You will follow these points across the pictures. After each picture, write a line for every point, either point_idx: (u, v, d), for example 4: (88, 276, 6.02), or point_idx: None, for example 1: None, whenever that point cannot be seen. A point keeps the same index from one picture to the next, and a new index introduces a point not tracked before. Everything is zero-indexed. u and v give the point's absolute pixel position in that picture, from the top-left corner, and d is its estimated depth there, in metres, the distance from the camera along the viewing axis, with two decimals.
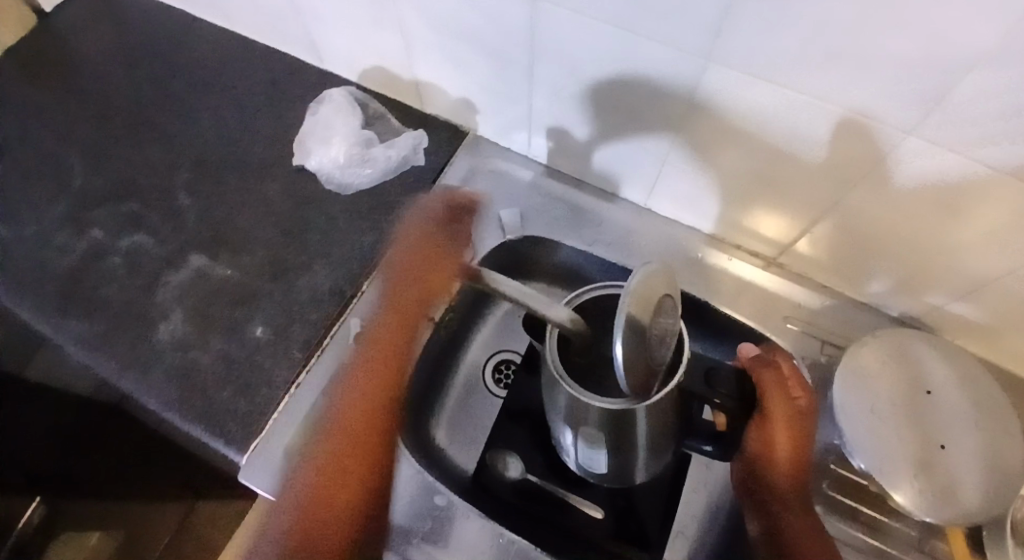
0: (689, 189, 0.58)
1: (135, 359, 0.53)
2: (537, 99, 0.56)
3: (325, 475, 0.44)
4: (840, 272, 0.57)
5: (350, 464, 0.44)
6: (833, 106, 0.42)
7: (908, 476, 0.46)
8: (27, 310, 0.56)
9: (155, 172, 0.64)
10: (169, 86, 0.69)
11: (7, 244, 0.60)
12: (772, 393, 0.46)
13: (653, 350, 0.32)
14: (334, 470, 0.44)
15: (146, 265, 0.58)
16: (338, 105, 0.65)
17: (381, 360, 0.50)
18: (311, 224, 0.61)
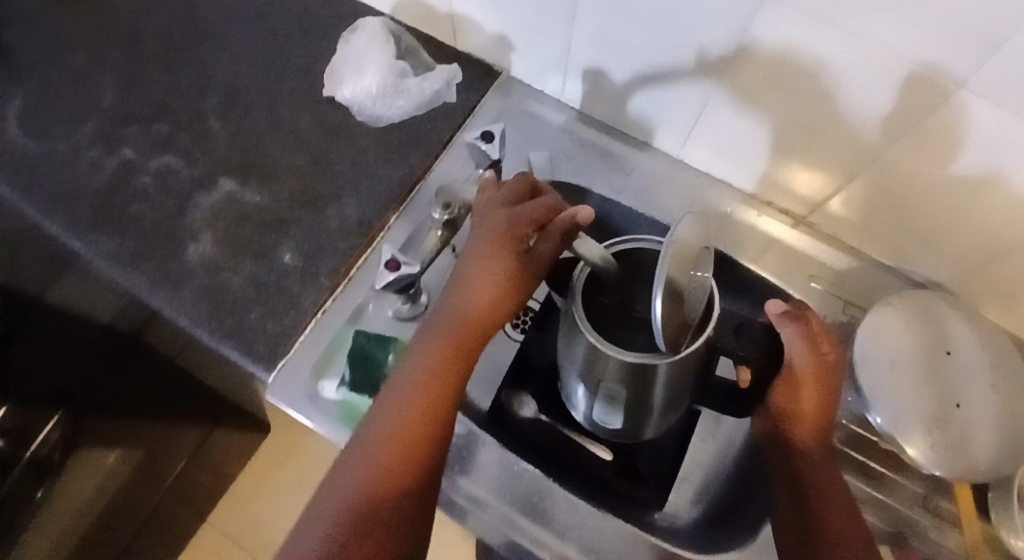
0: (726, 139, 0.57)
1: (165, 276, 0.54)
2: (577, 36, 0.55)
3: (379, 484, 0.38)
4: (871, 233, 0.57)
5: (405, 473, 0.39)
6: (886, 53, 0.41)
7: (922, 431, 0.48)
8: (57, 223, 0.56)
9: (187, 95, 0.63)
10: (200, 9, 0.69)
11: (38, 158, 0.60)
12: (800, 346, 0.44)
13: (687, 304, 0.33)
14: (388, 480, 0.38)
15: (177, 186, 0.58)
16: (373, 34, 0.63)
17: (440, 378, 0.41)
18: (341, 155, 0.61)
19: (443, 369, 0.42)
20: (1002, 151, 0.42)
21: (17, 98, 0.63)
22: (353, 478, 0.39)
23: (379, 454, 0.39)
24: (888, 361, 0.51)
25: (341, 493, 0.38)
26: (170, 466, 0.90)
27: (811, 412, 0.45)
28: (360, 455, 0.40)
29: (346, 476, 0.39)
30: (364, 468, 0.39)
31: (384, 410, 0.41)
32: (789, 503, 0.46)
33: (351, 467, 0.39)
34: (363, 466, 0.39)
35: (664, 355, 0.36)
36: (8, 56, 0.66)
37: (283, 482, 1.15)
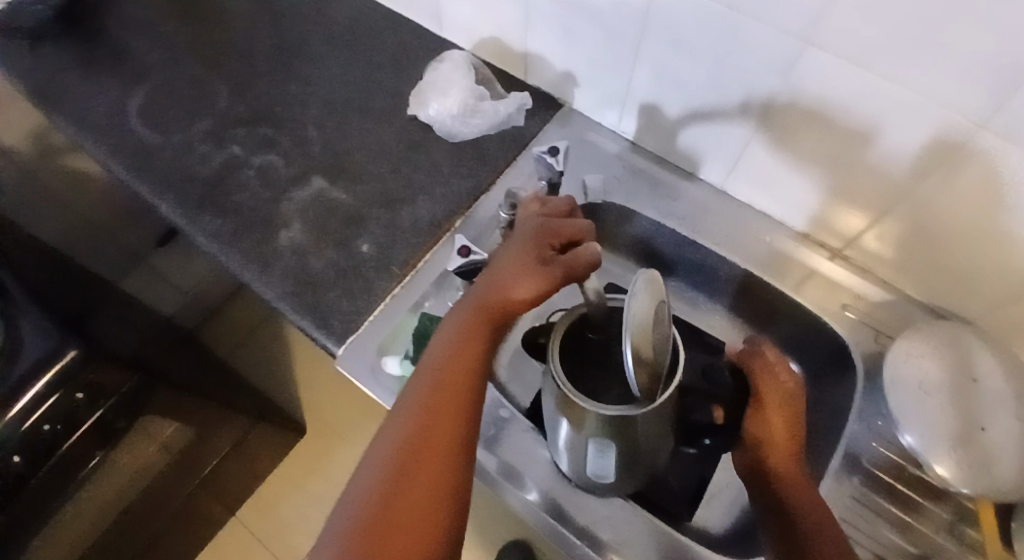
0: (767, 172, 0.62)
1: (259, 254, 0.61)
2: (638, 73, 0.63)
3: (396, 483, 0.36)
4: (904, 269, 0.61)
5: (425, 467, 0.37)
6: (915, 95, 0.47)
7: (948, 447, 0.51)
8: (170, 203, 0.64)
9: (289, 106, 0.73)
10: (307, 36, 0.79)
11: (157, 147, 0.69)
12: (762, 379, 0.49)
13: (657, 355, 0.38)
14: (405, 477, 0.36)
15: (275, 180, 0.66)
16: (457, 64, 0.72)
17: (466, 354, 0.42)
18: (418, 165, 0.68)
19: (454, 370, 0.41)
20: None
21: (146, 99, 0.73)
22: (368, 482, 0.36)
23: (393, 454, 0.37)
24: (915, 385, 0.54)
25: (357, 497, 0.36)
26: (211, 458, 0.95)
27: (782, 440, 0.46)
28: (375, 459, 0.38)
29: (362, 481, 0.37)
30: (379, 471, 0.37)
31: (396, 417, 0.40)
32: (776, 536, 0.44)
33: (367, 473, 0.37)
34: (377, 470, 0.37)
35: (642, 405, 0.38)
36: (140, 64, 0.76)
37: (315, 485, 1.18)
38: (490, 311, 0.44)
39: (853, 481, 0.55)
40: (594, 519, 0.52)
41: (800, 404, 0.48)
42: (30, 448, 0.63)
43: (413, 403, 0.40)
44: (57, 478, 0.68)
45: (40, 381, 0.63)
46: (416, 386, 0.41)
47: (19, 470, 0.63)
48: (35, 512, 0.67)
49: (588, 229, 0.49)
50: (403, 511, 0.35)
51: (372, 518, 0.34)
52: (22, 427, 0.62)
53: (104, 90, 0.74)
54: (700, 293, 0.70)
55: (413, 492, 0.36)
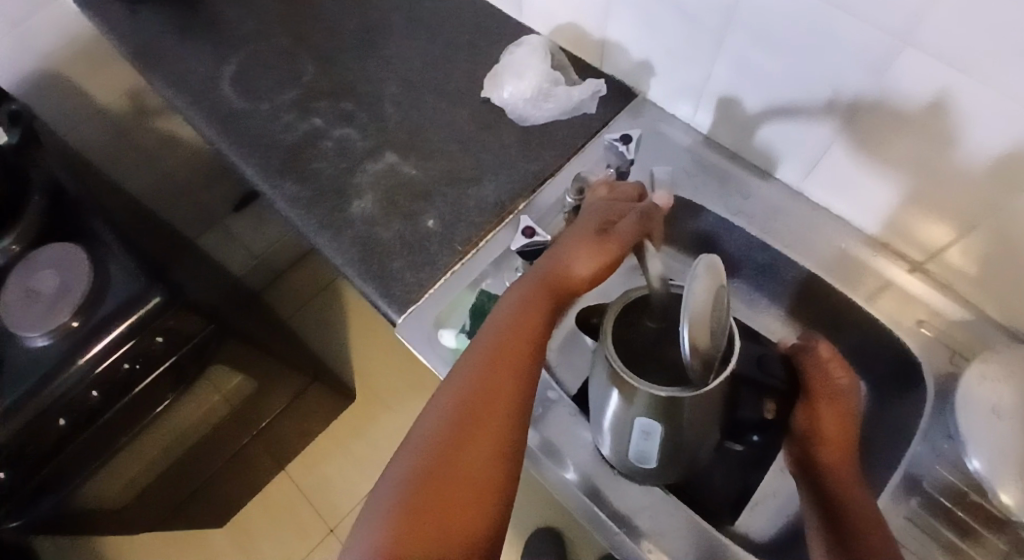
0: (847, 177, 0.61)
1: (331, 222, 0.64)
2: (718, 66, 0.62)
3: (454, 439, 0.37)
4: (989, 289, 0.57)
5: (483, 427, 0.38)
6: (1017, 104, 0.44)
7: (1016, 476, 0.48)
8: (253, 168, 0.68)
9: (369, 82, 0.75)
10: (392, 16, 0.81)
11: (245, 114, 0.73)
12: (817, 372, 0.48)
13: (714, 343, 0.37)
14: (464, 435, 0.38)
15: (351, 152, 0.69)
16: (535, 48, 0.73)
17: (528, 323, 0.43)
18: (487, 146, 0.69)
19: (515, 336, 0.42)
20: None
21: (238, 67, 0.77)
22: (428, 435, 0.38)
23: (452, 412, 0.39)
24: (986, 410, 0.51)
25: (417, 447, 0.38)
26: (268, 412, 1.00)
27: (831, 434, 0.46)
28: (434, 416, 0.39)
29: (421, 435, 0.39)
30: (438, 426, 0.38)
31: (457, 376, 0.41)
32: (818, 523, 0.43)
33: (426, 427, 0.39)
34: (435, 425, 0.39)
35: (693, 388, 0.39)
36: (236, 34, 0.80)
37: (358, 450, 1.23)
38: (553, 288, 0.45)
39: (910, 502, 0.53)
40: (633, 506, 0.52)
41: (852, 401, 0.48)
42: (107, 386, 0.68)
43: (474, 363, 0.41)
44: (128, 416, 0.73)
45: (120, 327, 0.67)
46: (479, 348, 0.42)
47: (95, 404, 0.68)
48: (102, 442, 0.71)
49: (665, 201, 0.51)
50: (460, 466, 0.36)
51: (430, 469, 0.36)
52: (96, 371, 0.67)
53: (201, 57, 0.78)
54: (761, 294, 0.68)
55: (470, 449, 0.37)
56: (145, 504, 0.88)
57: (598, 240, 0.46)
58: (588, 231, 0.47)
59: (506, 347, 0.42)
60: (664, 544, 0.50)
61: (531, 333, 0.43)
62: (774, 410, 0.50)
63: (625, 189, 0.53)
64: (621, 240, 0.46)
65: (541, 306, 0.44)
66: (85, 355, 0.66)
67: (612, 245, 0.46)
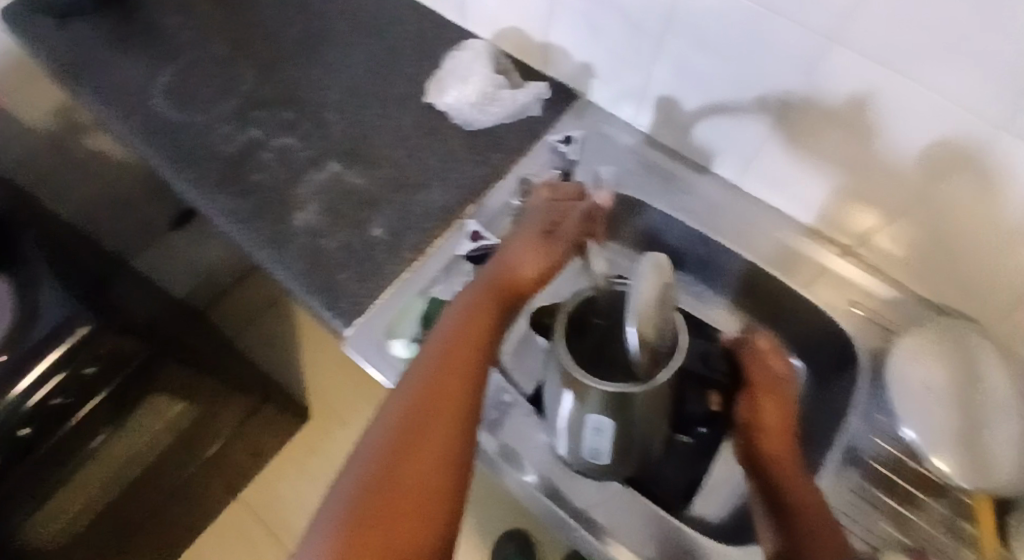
0: (781, 172, 0.63)
1: (274, 234, 0.62)
2: (656, 68, 0.63)
3: (402, 446, 0.37)
4: (916, 270, 0.60)
5: (431, 433, 0.38)
6: (937, 95, 0.46)
7: (951, 446, 0.51)
8: (189, 182, 0.66)
9: (310, 90, 0.74)
10: (332, 23, 0.80)
11: (180, 127, 0.70)
12: (757, 363, 0.48)
13: (660, 337, 0.38)
14: (412, 441, 0.37)
15: (294, 162, 0.68)
16: (478, 53, 0.73)
17: (475, 326, 0.43)
18: (433, 151, 0.69)
19: (462, 339, 0.43)
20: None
21: (173, 79, 0.75)
22: (376, 444, 0.38)
23: (400, 420, 0.38)
24: (919, 385, 0.54)
25: (367, 456, 0.37)
26: (216, 437, 0.98)
27: (774, 424, 0.46)
28: (382, 425, 0.39)
29: (370, 444, 0.38)
30: (386, 435, 0.38)
31: (406, 382, 0.41)
32: (767, 512, 0.45)
33: (374, 436, 0.38)
34: (383, 434, 0.38)
35: (642, 383, 0.40)
36: (169, 45, 0.78)
37: (317, 467, 1.20)
38: (501, 290, 0.45)
39: (853, 475, 0.55)
40: (591, 502, 0.52)
41: (792, 389, 0.49)
42: (41, 418, 0.63)
43: (422, 369, 0.41)
44: (65, 448, 0.69)
45: (54, 352, 0.63)
46: (428, 354, 0.42)
47: (28, 438, 0.63)
48: (42, 476, 0.69)
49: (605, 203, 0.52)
50: (409, 474, 0.36)
51: (378, 480, 0.36)
52: (30, 403, 0.62)
53: (132, 69, 0.75)
54: (707, 286, 0.70)
55: (419, 456, 0.37)
56: (93, 539, 0.84)
57: (542, 245, 0.48)
58: (531, 234, 0.48)
59: (455, 350, 0.42)
60: (623, 537, 0.51)
61: (478, 334, 0.43)
62: (719, 402, 0.50)
63: (566, 189, 0.54)
64: (564, 246, 0.48)
65: (488, 309, 0.45)
66: (20, 387, 0.61)
67: (555, 250, 0.48)
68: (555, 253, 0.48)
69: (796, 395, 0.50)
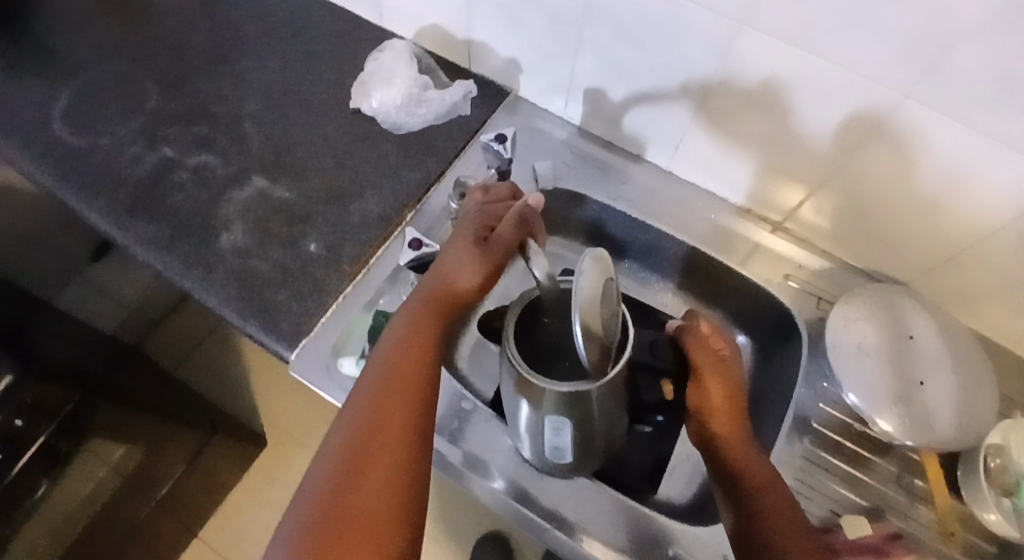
0: (710, 154, 0.64)
1: (199, 260, 0.59)
2: (581, 60, 0.63)
3: (348, 479, 0.35)
4: (841, 239, 0.63)
5: (377, 460, 0.36)
6: (847, 71, 0.48)
7: (889, 405, 0.54)
8: (97, 211, 0.61)
9: (225, 103, 0.70)
10: (241, 30, 0.76)
11: (82, 151, 0.65)
12: (697, 352, 0.48)
13: (608, 331, 0.38)
14: (360, 471, 0.36)
15: (213, 181, 0.64)
16: (400, 53, 0.71)
17: (420, 339, 0.42)
18: (363, 158, 0.67)
19: (407, 353, 0.42)
20: (963, 160, 0.49)
21: (70, 101, 0.69)
22: (322, 478, 0.36)
23: (348, 446, 0.37)
24: (856, 348, 0.56)
25: (318, 484, 0.36)
26: (164, 477, 0.93)
27: (722, 405, 0.47)
28: (328, 457, 0.37)
29: (315, 478, 0.36)
30: (332, 467, 0.36)
31: (353, 404, 0.40)
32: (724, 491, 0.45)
33: (320, 469, 0.37)
34: (329, 467, 0.36)
35: (595, 379, 0.40)
36: (63, 64, 0.72)
37: (274, 494, 1.16)
38: (441, 301, 0.45)
39: (804, 442, 0.57)
40: (558, 501, 0.52)
41: (737, 368, 0.50)
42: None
43: (368, 388, 0.40)
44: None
45: None
46: (373, 373, 0.41)
47: None
48: None
49: (544, 201, 0.51)
50: (357, 507, 0.34)
51: (327, 515, 0.34)
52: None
53: (22, 94, 0.69)
54: (650, 272, 0.71)
55: (366, 487, 0.35)
56: None
57: (481, 251, 0.47)
58: (470, 242, 0.48)
59: (401, 365, 0.41)
60: (594, 531, 0.51)
61: (423, 347, 0.42)
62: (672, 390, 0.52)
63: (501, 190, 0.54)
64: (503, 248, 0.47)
65: (432, 321, 0.44)
66: None
67: (494, 254, 0.47)
68: (495, 256, 0.47)
69: (742, 369, 0.50)
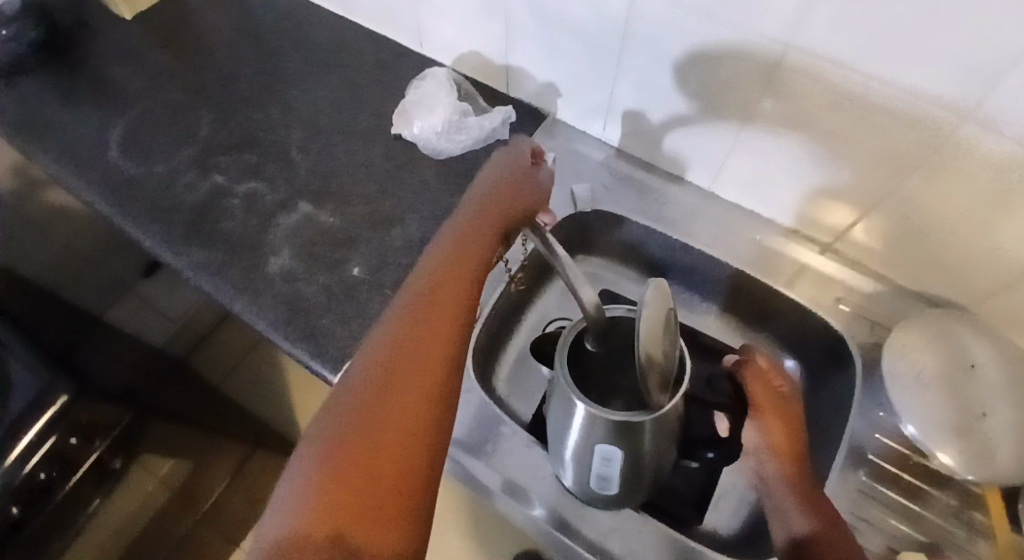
0: (754, 175, 0.63)
1: (249, 284, 0.60)
2: (620, 84, 0.63)
3: (386, 410, 0.34)
4: (893, 261, 0.61)
5: (413, 389, 0.36)
6: (898, 91, 0.47)
7: (951, 437, 0.51)
8: (154, 236, 0.63)
9: (272, 131, 0.72)
10: (288, 60, 0.79)
11: (139, 179, 0.68)
12: (755, 386, 0.49)
13: (667, 361, 0.40)
14: (396, 391, 0.35)
15: (261, 207, 0.66)
16: (441, 81, 0.72)
17: (452, 278, 0.43)
18: (406, 183, 0.68)
19: (442, 291, 0.42)
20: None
21: (128, 130, 0.72)
22: (352, 398, 0.35)
23: (382, 368, 0.36)
24: (912, 376, 0.54)
25: (349, 402, 0.35)
26: (209, 490, 0.96)
27: (779, 438, 0.47)
28: (359, 380, 0.36)
29: (347, 400, 0.35)
30: (367, 381, 0.36)
31: (383, 334, 0.39)
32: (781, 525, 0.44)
33: (349, 391, 0.36)
34: (364, 389, 0.35)
35: (651, 411, 0.40)
36: (121, 95, 0.75)
37: None
38: (467, 245, 0.46)
39: (859, 475, 0.55)
40: (602, 532, 0.51)
41: (796, 405, 0.50)
42: (25, 496, 0.62)
43: (401, 317, 0.40)
44: (53, 524, 0.67)
45: (35, 426, 0.61)
46: (405, 303, 0.41)
47: (15, 518, 0.62)
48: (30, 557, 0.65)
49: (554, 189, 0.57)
50: (395, 413, 0.34)
51: (360, 432, 0.33)
52: (24, 471, 0.60)
53: (83, 122, 0.72)
54: (693, 294, 0.70)
55: (404, 412, 0.35)
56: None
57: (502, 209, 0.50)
58: (496, 201, 0.50)
59: (433, 301, 0.41)
60: None
61: (455, 287, 0.43)
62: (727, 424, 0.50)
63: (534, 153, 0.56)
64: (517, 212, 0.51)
65: (461, 262, 0.45)
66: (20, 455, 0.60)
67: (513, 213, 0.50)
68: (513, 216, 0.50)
69: (801, 407, 0.50)
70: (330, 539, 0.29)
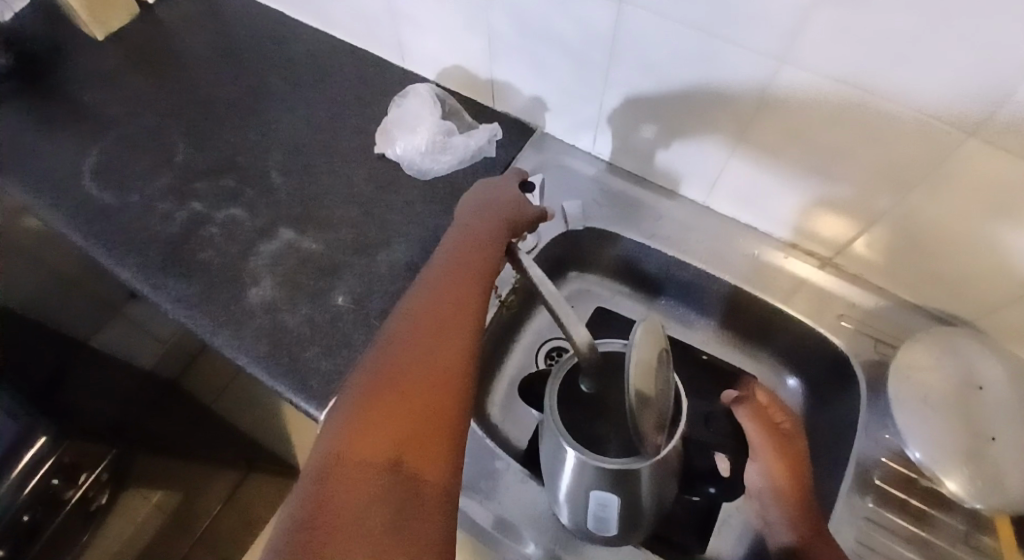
0: (750, 190, 0.61)
1: (229, 317, 0.58)
2: (609, 98, 0.61)
3: (421, 359, 0.35)
4: (894, 275, 0.59)
5: (444, 342, 0.36)
6: (900, 106, 0.45)
7: (958, 465, 0.51)
8: (129, 269, 0.61)
9: (252, 154, 0.70)
10: (266, 78, 0.76)
11: (114, 208, 0.65)
12: (750, 425, 0.52)
13: (663, 401, 0.38)
14: (428, 344, 0.36)
15: (241, 235, 0.64)
16: (424, 99, 0.70)
17: (473, 252, 0.44)
18: (390, 205, 0.66)
19: (464, 262, 0.43)
20: None
21: (101, 157, 0.70)
22: (386, 352, 0.36)
23: (414, 326, 0.37)
24: (916, 400, 0.54)
25: (384, 357, 0.36)
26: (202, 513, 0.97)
27: (781, 473, 0.51)
28: (391, 336, 0.37)
29: (381, 354, 0.36)
30: (399, 338, 0.37)
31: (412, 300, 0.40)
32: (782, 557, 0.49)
33: (383, 347, 0.37)
34: (396, 344, 0.36)
35: (647, 456, 0.38)
36: (94, 121, 0.73)
37: None
38: (486, 228, 0.47)
39: (866, 501, 0.53)
40: None
41: (797, 439, 0.53)
42: (12, 538, 0.63)
43: (427, 287, 0.40)
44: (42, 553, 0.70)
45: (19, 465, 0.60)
46: (430, 276, 0.42)
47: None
48: None
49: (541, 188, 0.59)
50: (428, 360, 0.35)
51: (396, 377, 0.34)
52: (22, 495, 0.61)
53: (56, 149, 0.70)
54: (690, 310, 0.68)
55: (437, 360, 0.35)
56: None
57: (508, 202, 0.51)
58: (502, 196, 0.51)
59: (457, 271, 0.42)
60: None
61: (477, 257, 0.43)
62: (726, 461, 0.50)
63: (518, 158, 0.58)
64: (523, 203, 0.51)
65: (481, 239, 0.45)
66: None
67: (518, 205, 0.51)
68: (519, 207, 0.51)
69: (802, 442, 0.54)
70: (387, 466, 0.30)
